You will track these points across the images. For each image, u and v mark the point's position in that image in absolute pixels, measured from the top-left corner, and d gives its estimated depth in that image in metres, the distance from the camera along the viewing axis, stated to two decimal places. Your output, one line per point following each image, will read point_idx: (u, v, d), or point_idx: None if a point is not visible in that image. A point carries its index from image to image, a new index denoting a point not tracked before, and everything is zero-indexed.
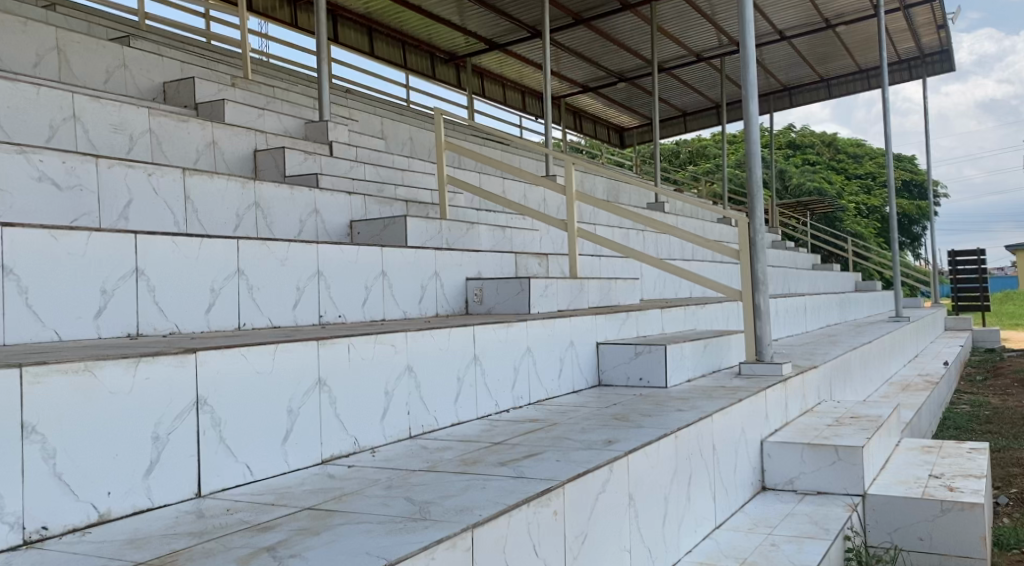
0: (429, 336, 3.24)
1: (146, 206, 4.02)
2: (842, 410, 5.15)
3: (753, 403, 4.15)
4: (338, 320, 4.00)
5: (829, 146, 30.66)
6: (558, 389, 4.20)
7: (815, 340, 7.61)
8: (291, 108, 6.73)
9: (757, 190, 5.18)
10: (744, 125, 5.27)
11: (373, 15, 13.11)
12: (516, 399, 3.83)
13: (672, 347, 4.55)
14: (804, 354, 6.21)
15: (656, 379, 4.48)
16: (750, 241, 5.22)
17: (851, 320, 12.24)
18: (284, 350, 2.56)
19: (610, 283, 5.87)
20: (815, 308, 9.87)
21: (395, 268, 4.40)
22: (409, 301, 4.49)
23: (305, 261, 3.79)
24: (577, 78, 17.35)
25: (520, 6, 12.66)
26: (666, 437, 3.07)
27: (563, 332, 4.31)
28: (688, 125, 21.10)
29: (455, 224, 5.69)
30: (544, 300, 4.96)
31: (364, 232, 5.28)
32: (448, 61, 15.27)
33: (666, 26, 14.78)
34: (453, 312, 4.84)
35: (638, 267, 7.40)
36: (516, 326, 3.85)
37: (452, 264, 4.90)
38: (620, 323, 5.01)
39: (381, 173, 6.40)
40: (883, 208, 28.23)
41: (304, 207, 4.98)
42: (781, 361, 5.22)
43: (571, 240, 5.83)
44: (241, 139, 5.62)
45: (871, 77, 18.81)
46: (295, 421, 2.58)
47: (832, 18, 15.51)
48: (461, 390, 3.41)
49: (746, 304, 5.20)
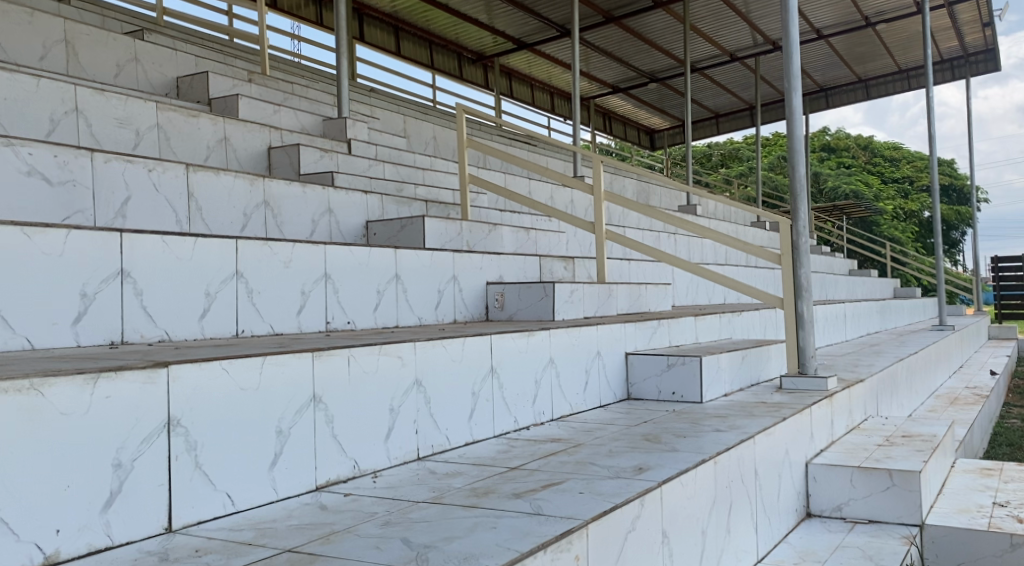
0: (440, 346, 2.94)
1: (146, 204, 3.77)
2: (892, 428, 4.77)
3: (797, 421, 3.80)
4: (348, 327, 3.71)
5: (865, 149, 29.94)
6: (584, 404, 3.89)
7: (857, 351, 7.20)
8: (310, 105, 6.49)
9: (801, 190, 4.81)
10: (786, 122, 4.91)
11: (399, 13, 12.87)
12: (539, 415, 3.52)
13: (708, 359, 4.22)
14: (848, 366, 5.82)
15: (690, 394, 4.16)
16: (793, 245, 4.84)
17: (891, 328, 11.78)
18: (274, 363, 2.28)
19: (640, 288, 5.54)
20: (855, 316, 9.43)
21: (410, 272, 4.10)
22: (425, 307, 4.21)
23: (311, 263, 3.52)
24: (607, 78, 16.99)
25: (549, 4, 12.35)
26: (705, 463, 2.74)
27: (589, 341, 3.99)
28: (721, 127, 20.65)
29: (476, 225, 5.39)
30: (568, 306, 4.65)
31: (380, 234, 5.00)
32: (476, 61, 14.99)
33: (699, 24, 14.38)
34: (472, 318, 4.56)
35: (670, 271, 7.06)
36: (536, 335, 3.54)
37: (472, 268, 4.61)
38: (651, 330, 4.68)
39: (401, 171, 6.13)
40: (920, 212, 27.58)
41: (318, 206, 4.73)
42: (825, 374, 4.85)
43: (599, 243, 5.48)
44: (255, 135, 5.38)
45: (912, 77, 18.22)
46: (285, 444, 2.29)
47: (872, 16, 14.99)
48: (476, 405, 3.12)
49: (786, 311, 4.84)
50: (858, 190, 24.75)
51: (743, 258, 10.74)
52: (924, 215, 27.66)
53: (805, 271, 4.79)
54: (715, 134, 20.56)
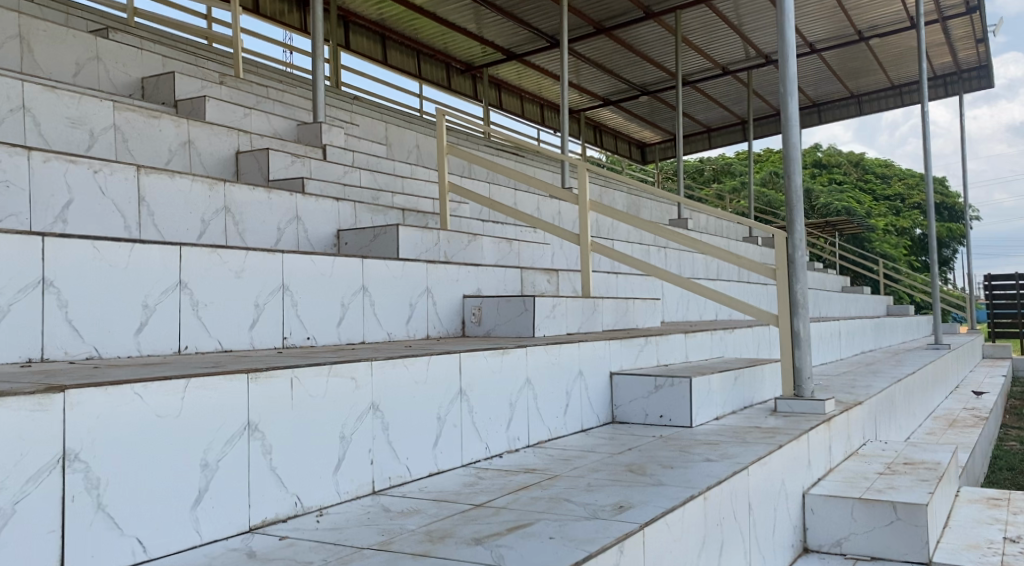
0: (401, 366, 2.65)
1: (90, 207, 3.47)
2: (892, 454, 4.49)
3: (794, 448, 3.52)
4: (307, 343, 3.42)
5: (857, 166, 29.85)
6: (563, 428, 3.60)
7: (853, 371, 6.94)
8: (285, 109, 6.21)
9: (798, 201, 4.56)
10: (783, 138, 4.65)
11: (387, 22, 12.64)
12: (513, 441, 3.23)
13: (698, 381, 3.94)
14: (845, 387, 5.55)
15: (679, 418, 3.89)
16: (788, 259, 4.58)
17: (885, 346, 11.54)
18: (199, 386, 1.99)
19: (628, 303, 5.26)
20: (849, 334, 9.19)
21: (378, 284, 3.81)
22: (395, 322, 3.92)
23: (266, 273, 3.23)
24: (598, 90, 16.81)
25: (538, 14, 12.15)
26: (694, 498, 2.45)
27: (571, 359, 3.71)
28: (712, 141, 20.51)
29: (454, 235, 5.11)
30: (550, 322, 4.37)
31: (352, 243, 4.72)
32: (464, 71, 14.76)
33: (691, 36, 14.19)
34: (446, 334, 4.27)
35: (659, 286, 6.79)
36: (512, 353, 3.25)
37: (447, 280, 4.32)
38: (638, 348, 4.40)
39: (378, 179, 5.85)
40: (913, 229, 27.50)
41: (285, 213, 4.44)
42: (822, 396, 4.58)
43: (584, 255, 5.20)
44: (222, 138, 5.09)
45: (905, 93, 18.10)
46: (212, 479, 2.00)
47: (865, 30, 14.84)
48: (442, 431, 2.82)
49: (781, 330, 4.57)
50: (850, 207, 24.61)
51: (735, 274, 10.50)
52: (917, 232, 27.58)
53: (801, 287, 4.52)
54: (706, 148, 20.38)
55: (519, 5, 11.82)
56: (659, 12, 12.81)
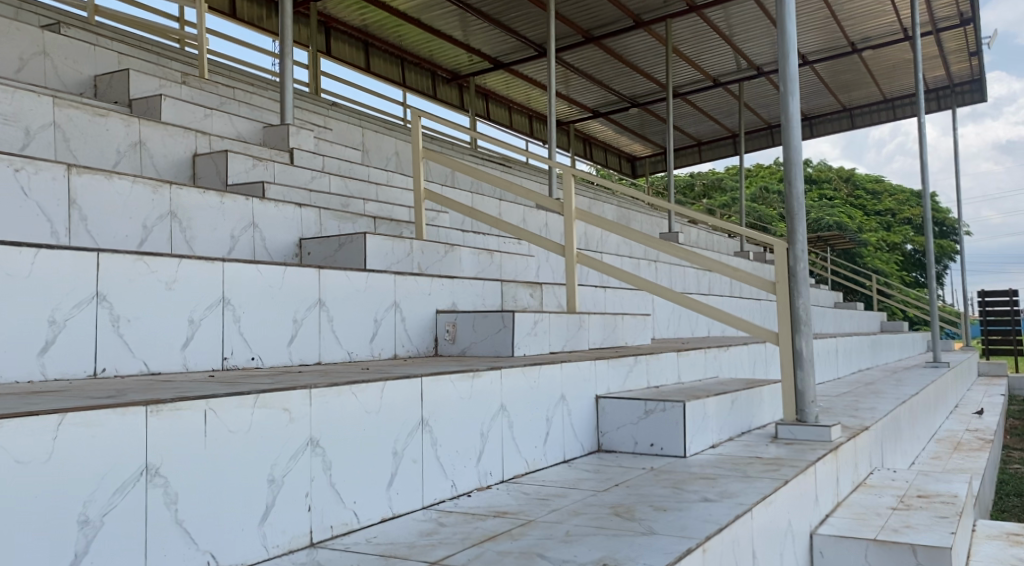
0: (348, 394, 2.26)
1: (9, 210, 3.07)
2: (903, 485, 4.13)
3: (800, 484, 3.14)
4: (251, 364, 3.01)
5: (848, 182, 29.68)
6: (543, 460, 3.21)
7: (854, 391, 6.58)
8: (251, 111, 5.83)
9: (799, 208, 4.22)
10: (784, 148, 4.31)
11: (370, 28, 12.28)
12: (483, 476, 2.84)
13: (692, 404, 3.57)
14: (848, 411, 5.19)
15: (672, 447, 3.52)
16: (789, 273, 4.22)
17: (882, 364, 11.21)
18: (78, 422, 1.60)
19: (616, 319, 4.87)
20: (846, 352, 8.84)
21: (338, 298, 3.43)
22: (357, 339, 3.53)
23: (204, 283, 2.84)
24: (587, 102, 16.53)
25: (526, 22, 11.88)
26: (691, 552, 2.06)
27: (552, 382, 3.33)
28: (703, 155, 20.28)
29: (429, 245, 4.73)
30: (531, 340, 4.00)
31: (316, 253, 4.33)
32: (450, 80, 14.44)
33: (681, 47, 13.93)
34: (417, 353, 3.88)
35: (650, 301, 6.42)
36: (484, 376, 2.87)
37: (419, 293, 3.93)
38: (627, 368, 4.02)
39: (349, 186, 5.47)
40: (904, 244, 27.32)
41: (241, 220, 4.06)
42: (827, 422, 4.21)
43: (569, 267, 4.82)
44: (177, 140, 4.70)
45: (898, 107, 17.92)
46: (94, 539, 1.60)
47: (858, 42, 14.61)
48: (399, 469, 2.43)
49: (783, 349, 4.18)
50: (841, 221, 24.40)
51: (727, 287, 10.16)
52: (907, 248, 27.41)
53: (803, 301, 4.16)
54: (697, 162, 20.13)
55: (506, 12, 11.52)
56: (650, 21, 12.53)
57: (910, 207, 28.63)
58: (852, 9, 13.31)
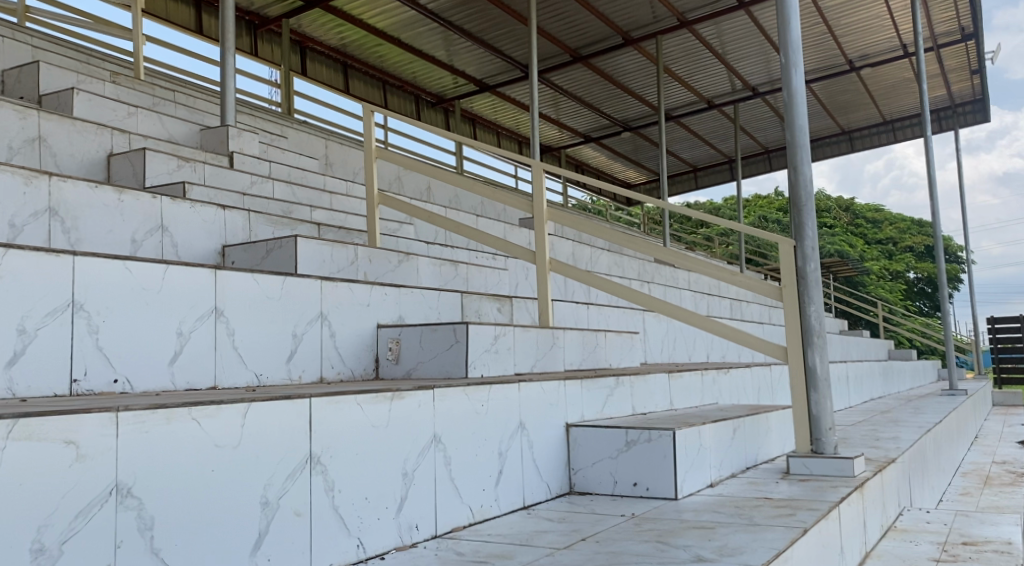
0: (187, 419, 1.60)
1: None
2: (943, 529, 3.42)
3: (822, 531, 2.46)
4: (113, 389, 2.34)
5: (847, 211, 29.14)
6: (494, 507, 2.53)
7: (872, 421, 5.87)
8: (189, 113, 5.24)
9: (807, 199, 3.59)
10: (786, 136, 3.70)
11: (348, 48, 11.78)
12: (406, 531, 2.16)
13: (683, 432, 2.89)
14: (868, 441, 4.49)
15: (660, 487, 2.84)
16: (798, 276, 3.57)
17: (894, 392, 10.49)
18: None
19: (596, 336, 4.20)
20: (856, 378, 8.16)
21: (240, 306, 2.77)
22: (268, 358, 2.87)
23: (43, 279, 2.19)
24: (578, 126, 16.04)
25: (511, 40, 11.39)
26: None
27: (506, 406, 2.66)
28: (699, 181, 19.78)
29: (379, 253, 4.08)
30: (490, 357, 3.33)
31: (241, 261, 3.70)
32: (435, 104, 13.93)
33: (673, 66, 13.46)
34: (353, 377, 3.22)
35: (639, 320, 5.76)
36: (406, 397, 2.20)
37: (354, 304, 3.28)
38: (607, 391, 3.35)
39: (296, 192, 4.86)
40: (906, 272, 26.68)
41: (148, 220, 3.43)
42: (847, 454, 3.53)
43: (541, 277, 4.14)
44: (86, 136, 4.09)
45: (898, 129, 17.50)
46: None
47: (855, 60, 14.14)
48: (270, 525, 1.75)
49: (792, 368, 3.51)
50: (842, 249, 23.79)
51: (725, 311, 9.51)
52: (911, 276, 26.76)
53: (815, 310, 3.51)
54: (693, 188, 19.60)
55: (490, 29, 11.04)
56: (639, 38, 12.06)
57: (911, 235, 28.05)
58: (849, 26, 12.85)
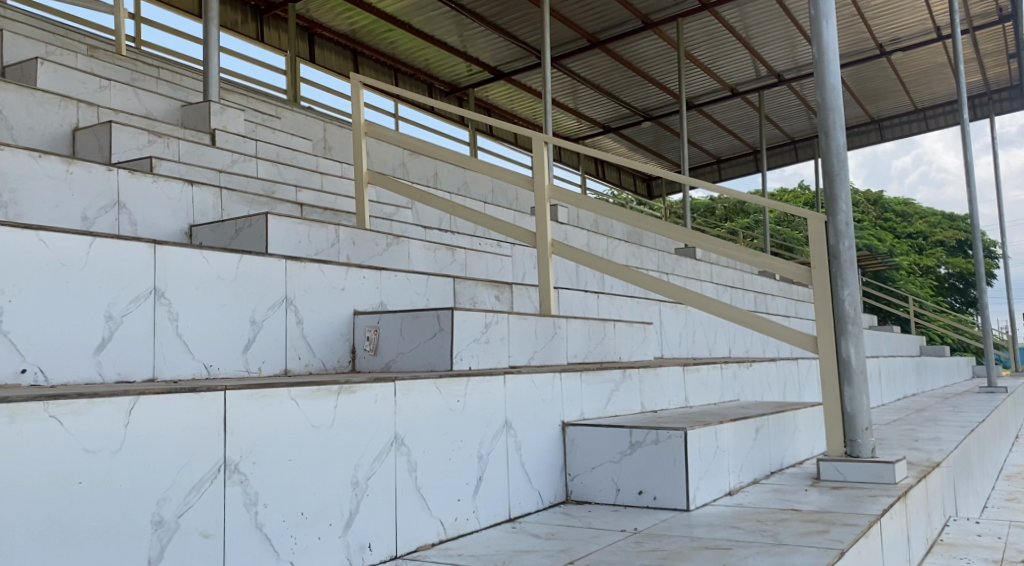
0: (44, 416, 1.25)
1: None
2: (997, 544, 2.99)
3: (861, 553, 2.05)
4: (22, 379, 1.99)
5: (875, 205, 28.43)
6: (470, 522, 2.15)
7: (910, 420, 5.42)
8: (171, 89, 4.92)
9: (841, 166, 3.17)
10: (818, 98, 3.27)
11: (357, 34, 11.47)
12: (356, 552, 1.79)
13: (696, 432, 2.50)
14: (908, 443, 4.05)
15: (668, 496, 2.46)
16: (830, 255, 3.14)
17: (928, 390, 9.97)
18: None
19: (603, 326, 3.80)
20: (889, 374, 7.70)
21: (186, 286, 2.42)
22: (222, 346, 2.52)
23: None
24: (596, 116, 15.62)
25: (526, 24, 10.98)
26: None
27: (488, 402, 2.29)
28: (723, 173, 19.28)
29: (365, 234, 3.72)
30: (481, 347, 2.96)
31: (209, 241, 3.36)
32: (449, 93, 13.60)
33: (695, 52, 12.99)
34: (324, 369, 2.87)
35: (655, 311, 5.36)
36: (358, 390, 1.83)
37: (326, 287, 2.91)
38: (612, 386, 2.97)
39: (282, 172, 4.52)
40: (937, 268, 25.92)
41: (101, 196, 3.10)
42: (887, 459, 3.10)
43: (543, 261, 3.76)
44: (48, 108, 3.77)
45: (930, 118, 16.88)
46: None
47: (886, 44, 13.55)
48: (166, 550, 1.39)
49: (823, 360, 3.09)
50: (871, 243, 23.10)
51: (750, 304, 9.05)
52: (941, 271, 26.00)
53: (850, 294, 3.09)
54: (716, 180, 19.08)
55: (503, 13, 10.65)
56: (659, 22, 11.62)
57: (943, 229, 27.27)
58: (880, 7, 12.28)
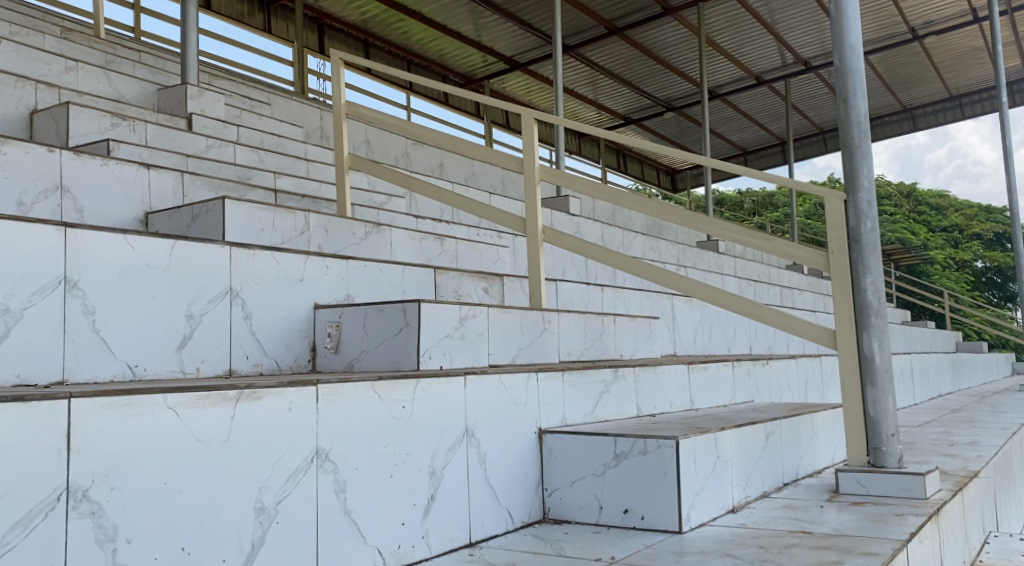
0: None
1: None
2: None
3: None
4: None
5: (909, 198, 27.58)
6: (415, 550, 1.85)
7: (948, 423, 4.98)
8: (150, 73, 4.68)
9: (861, 139, 2.80)
10: (835, 61, 2.89)
11: (367, 25, 11.23)
12: None
13: (689, 442, 2.15)
14: (945, 449, 3.64)
15: (657, 516, 2.12)
16: (849, 237, 2.77)
17: (964, 390, 9.43)
18: None
19: (601, 320, 3.45)
20: (922, 372, 7.23)
21: (107, 276, 2.14)
22: (153, 345, 2.23)
23: None
24: (617, 107, 15.24)
25: (540, 12, 10.62)
26: None
27: (444, 408, 1.98)
28: (749, 165, 18.77)
29: (340, 221, 3.42)
30: (454, 343, 2.63)
31: (164, 228, 3.09)
32: (464, 84, 13.31)
33: (718, 38, 12.54)
34: (277, 369, 2.57)
35: (666, 306, 4.99)
36: (262, 398, 1.56)
37: (281, 278, 2.61)
38: (602, 386, 2.64)
39: (263, 158, 4.24)
40: (974, 262, 24.84)
41: (42, 178, 2.84)
42: (920, 471, 2.71)
43: (533, 250, 3.43)
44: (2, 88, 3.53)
45: (964, 105, 16.25)
46: None
47: (919, 27, 12.98)
48: None
49: (843, 357, 2.74)
50: (904, 236, 22.38)
51: (775, 299, 8.62)
52: (979, 266, 24.87)
53: (873, 282, 2.72)
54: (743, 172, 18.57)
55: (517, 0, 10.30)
56: (679, 7, 11.20)
57: (979, 222, 26.31)
58: None
